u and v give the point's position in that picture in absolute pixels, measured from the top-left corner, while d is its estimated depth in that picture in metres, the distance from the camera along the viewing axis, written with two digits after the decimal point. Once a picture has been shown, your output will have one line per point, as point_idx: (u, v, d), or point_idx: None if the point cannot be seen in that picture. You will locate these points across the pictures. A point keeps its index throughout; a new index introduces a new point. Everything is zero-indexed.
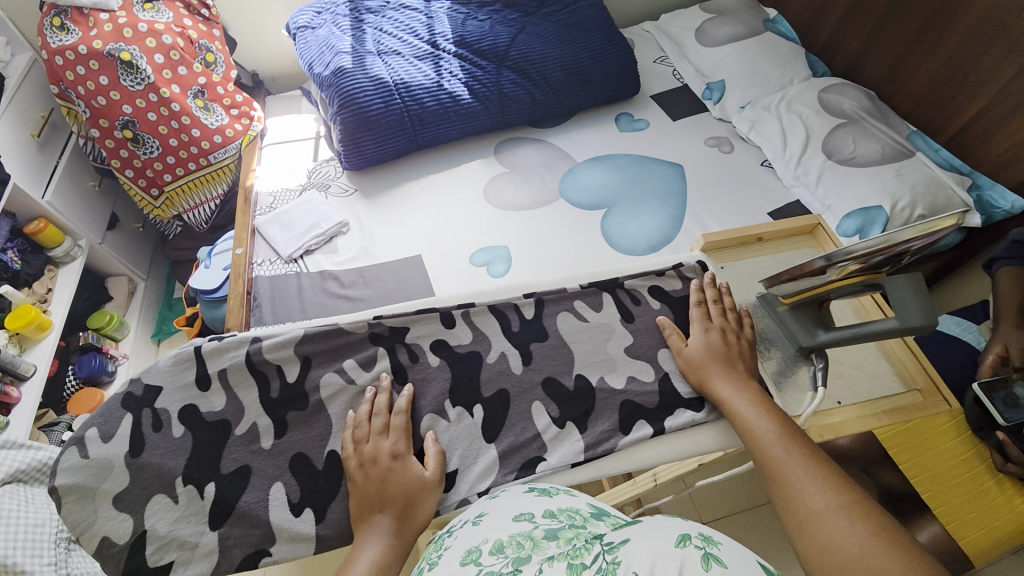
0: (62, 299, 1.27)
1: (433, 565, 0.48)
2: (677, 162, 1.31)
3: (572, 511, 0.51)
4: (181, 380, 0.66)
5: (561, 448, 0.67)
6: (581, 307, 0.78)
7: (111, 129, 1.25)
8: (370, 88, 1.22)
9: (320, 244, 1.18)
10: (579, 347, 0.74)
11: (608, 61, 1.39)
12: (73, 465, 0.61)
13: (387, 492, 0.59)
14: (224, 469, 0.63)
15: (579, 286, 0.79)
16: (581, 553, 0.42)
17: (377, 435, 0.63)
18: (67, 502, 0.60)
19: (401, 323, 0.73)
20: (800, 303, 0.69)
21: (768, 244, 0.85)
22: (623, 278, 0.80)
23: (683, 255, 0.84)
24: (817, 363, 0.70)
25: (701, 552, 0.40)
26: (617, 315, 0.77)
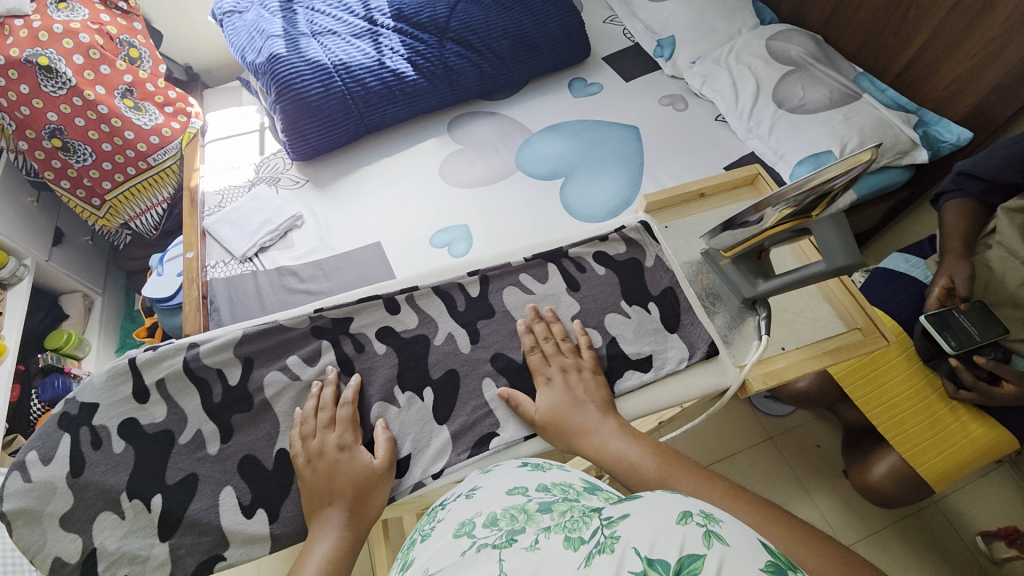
0: (15, 319, 1.23)
1: (427, 536, 0.49)
2: (631, 124, 1.30)
3: (565, 486, 0.50)
4: (118, 394, 0.64)
5: (515, 422, 0.68)
6: (529, 279, 0.77)
7: (39, 140, 1.18)
8: (308, 72, 1.16)
9: (275, 240, 1.15)
10: (528, 320, 0.74)
11: (551, 25, 1.35)
12: (15, 491, 0.59)
13: (335, 485, 0.59)
14: (169, 479, 0.62)
15: (523, 259, 0.78)
16: (579, 525, 0.39)
17: (324, 429, 0.63)
18: (12, 529, 0.58)
19: (344, 314, 0.71)
20: (741, 255, 0.71)
21: (709, 199, 0.86)
22: (567, 247, 0.80)
23: (627, 216, 0.83)
24: (761, 313, 0.73)
25: (702, 530, 0.36)
26: (562, 284, 0.76)
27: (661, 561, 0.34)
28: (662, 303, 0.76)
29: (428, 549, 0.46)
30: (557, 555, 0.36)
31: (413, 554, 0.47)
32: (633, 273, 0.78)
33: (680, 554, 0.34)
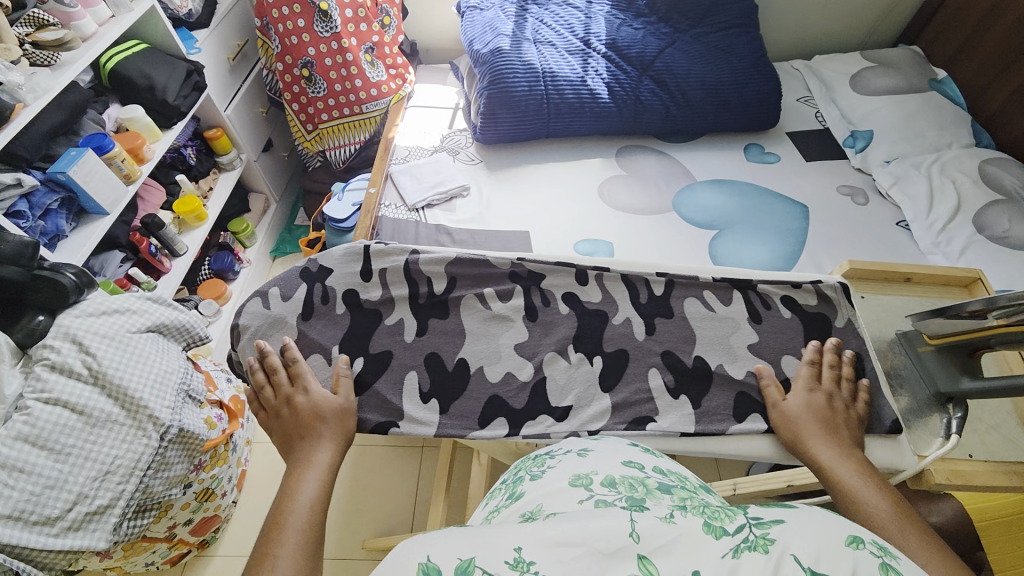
0: (218, 199, 1.45)
1: (535, 476, 0.53)
2: (801, 202, 1.27)
3: (682, 476, 0.51)
4: (348, 268, 0.80)
5: (673, 416, 0.72)
6: (712, 298, 0.82)
7: (293, 66, 1.42)
8: (521, 71, 1.31)
9: (441, 201, 1.28)
10: (703, 331, 0.79)
11: (750, 89, 1.38)
12: (259, 312, 0.75)
13: (305, 422, 0.64)
14: (372, 349, 0.74)
15: (712, 278, 0.84)
16: (721, 516, 0.41)
17: (284, 385, 0.68)
18: (243, 340, 0.74)
19: (540, 271, 0.82)
20: (947, 347, 0.72)
21: (916, 287, 0.86)
22: (758, 281, 0.84)
23: (824, 275, 0.85)
24: (953, 413, 0.71)
25: (876, 562, 0.36)
26: (745, 313, 0.81)
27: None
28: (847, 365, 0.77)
29: (540, 487, 0.50)
30: (699, 538, 0.38)
31: (523, 488, 0.52)
32: (821, 329, 0.80)
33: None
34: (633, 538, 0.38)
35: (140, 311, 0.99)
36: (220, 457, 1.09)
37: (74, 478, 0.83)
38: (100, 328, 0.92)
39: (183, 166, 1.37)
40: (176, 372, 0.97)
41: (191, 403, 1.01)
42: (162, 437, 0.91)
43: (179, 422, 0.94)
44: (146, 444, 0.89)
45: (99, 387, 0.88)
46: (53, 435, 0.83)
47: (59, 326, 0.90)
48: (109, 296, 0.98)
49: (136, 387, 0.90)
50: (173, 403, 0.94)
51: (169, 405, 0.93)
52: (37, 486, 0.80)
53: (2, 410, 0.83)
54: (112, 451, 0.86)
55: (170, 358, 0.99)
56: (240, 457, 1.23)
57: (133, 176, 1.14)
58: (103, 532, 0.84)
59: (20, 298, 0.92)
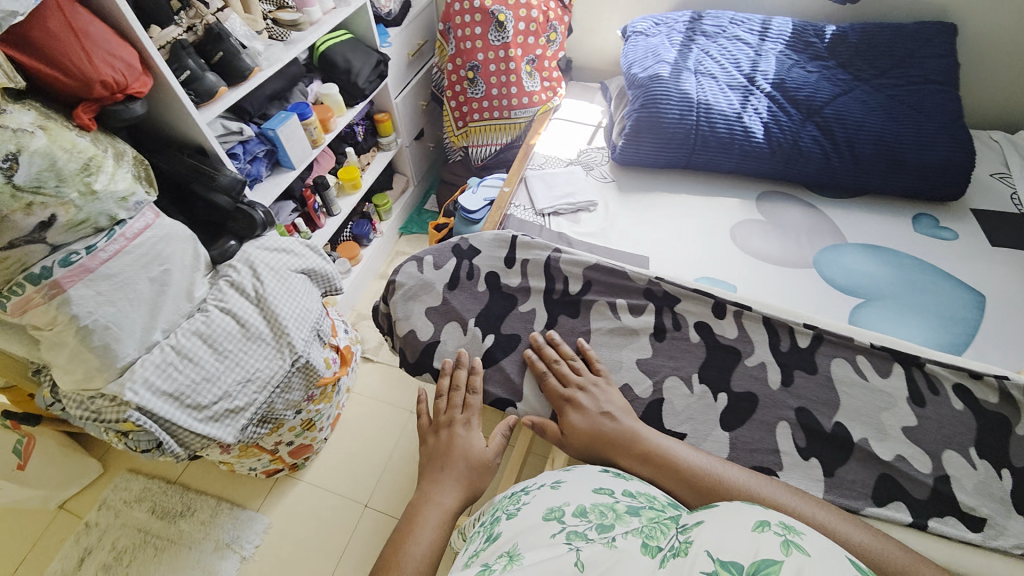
0: (373, 172, 1.64)
1: (513, 515, 0.56)
2: (979, 290, 1.10)
3: (650, 497, 0.56)
4: (495, 252, 0.88)
5: (797, 475, 0.68)
6: (867, 366, 0.74)
7: (461, 67, 1.57)
8: (675, 100, 1.30)
9: (567, 211, 1.32)
10: (849, 397, 0.73)
11: (936, 152, 1.23)
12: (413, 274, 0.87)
13: (451, 455, 0.67)
14: (504, 329, 0.81)
15: (870, 343, 0.75)
16: (653, 536, 0.47)
17: (455, 408, 0.73)
18: (396, 296, 0.85)
19: (677, 294, 0.81)
20: None
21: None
22: (927, 359, 0.74)
23: (1002, 369, 0.73)
24: None
25: (779, 538, 0.40)
26: (906, 393, 0.72)
27: (733, 563, 0.38)
28: (1021, 480, 0.66)
29: (516, 526, 0.52)
30: (633, 558, 0.43)
31: (499, 528, 0.55)
32: (1000, 433, 0.68)
33: (753, 557, 0.38)
34: (577, 567, 0.43)
35: (299, 254, 1.15)
36: (326, 395, 1.23)
37: (224, 378, 0.98)
38: (271, 262, 1.09)
39: (352, 141, 1.57)
40: (314, 313, 1.12)
41: (316, 342, 1.15)
42: (292, 363, 1.07)
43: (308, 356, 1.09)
44: (281, 365, 1.04)
45: (260, 309, 1.04)
46: (220, 338, 0.99)
47: (244, 252, 1.08)
48: (280, 238, 1.15)
49: (286, 317, 1.05)
50: (306, 338, 1.09)
51: (304, 338, 1.08)
52: (198, 376, 0.95)
53: (189, 307, 0.99)
54: (256, 364, 1.01)
55: (311, 299, 1.14)
56: (339, 402, 1.36)
57: (318, 142, 1.34)
58: (232, 429, 0.99)
59: (223, 223, 1.12)
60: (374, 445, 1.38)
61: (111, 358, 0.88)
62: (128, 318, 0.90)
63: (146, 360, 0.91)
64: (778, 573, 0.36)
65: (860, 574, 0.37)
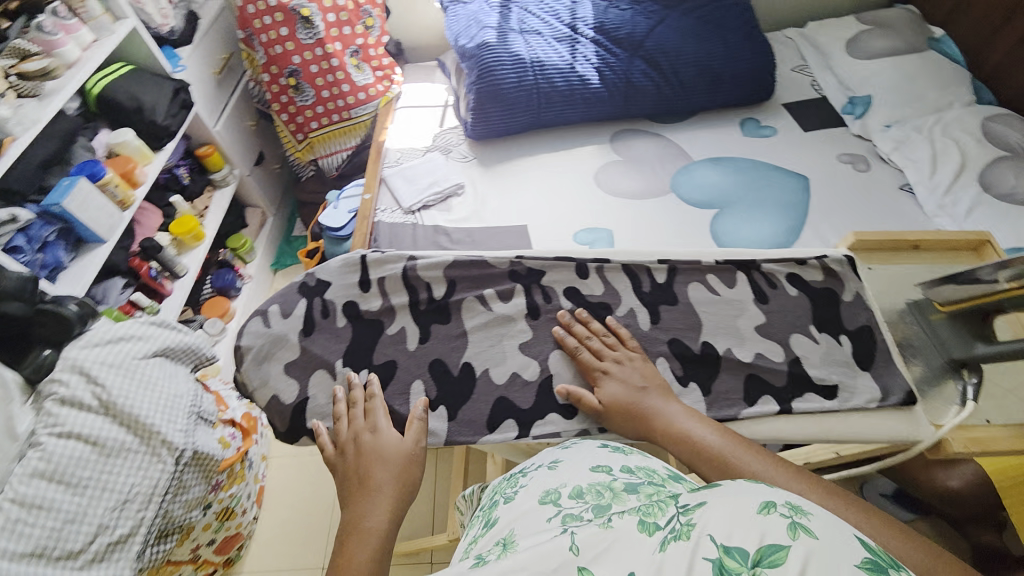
0: (215, 216, 1.45)
1: (509, 499, 0.55)
2: (802, 173, 1.25)
3: (650, 471, 0.53)
4: (347, 279, 0.80)
5: (686, 404, 0.72)
6: (716, 282, 0.82)
7: (279, 75, 1.40)
8: (508, 64, 1.29)
9: (437, 201, 1.27)
10: (708, 317, 0.79)
11: (744, 62, 1.35)
12: (258, 331, 0.75)
13: (367, 466, 0.62)
14: (376, 359, 0.74)
15: (714, 261, 0.83)
16: (654, 511, 0.42)
17: (357, 418, 0.68)
18: (246, 362, 0.73)
19: (540, 267, 0.82)
20: (964, 312, 0.70)
21: (924, 253, 0.86)
22: (761, 260, 0.83)
23: (829, 249, 0.85)
24: (969, 379, 0.71)
25: (786, 520, 0.35)
26: (751, 295, 0.81)
27: (738, 548, 0.35)
28: (855, 338, 0.78)
29: (512, 513, 0.51)
30: (631, 539, 0.39)
31: (497, 512, 0.53)
32: (828, 302, 0.80)
33: (758, 543, 0.34)
34: (572, 553, 0.40)
35: (145, 336, 0.99)
36: (236, 475, 1.11)
37: (93, 510, 0.84)
38: (105, 358, 0.92)
39: (177, 187, 1.37)
40: (186, 395, 0.98)
41: (201, 424, 1.01)
42: (176, 462, 0.93)
43: (193, 443, 0.96)
44: (162, 469, 0.90)
45: (111, 417, 0.89)
46: (70, 467, 0.84)
47: (66, 359, 0.91)
48: (113, 325, 0.98)
49: (147, 413, 0.91)
50: (184, 425, 0.95)
51: (181, 428, 0.94)
52: (58, 521, 0.81)
53: (16, 448, 0.83)
54: (129, 479, 0.87)
55: (177, 381, 1.00)
56: (257, 473, 1.24)
57: (128, 202, 1.14)
58: (127, 561, 0.86)
59: (25, 334, 0.93)
60: (313, 502, 1.29)
61: None
62: None
63: None
64: (784, 561, 0.33)
65: (874, 558, 0.33)
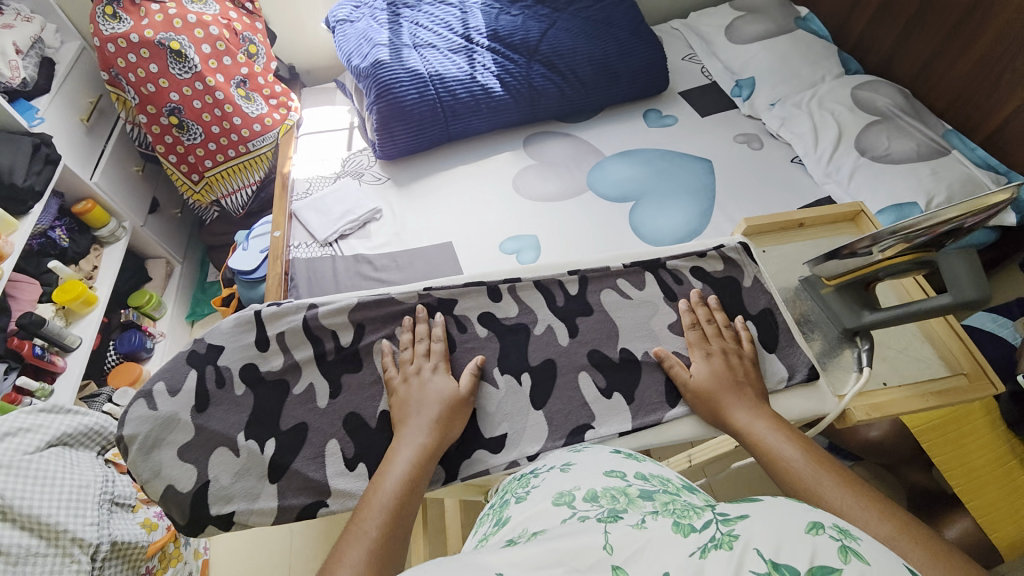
0: (107, 276, 1.30)
1: (521, 498, 0.54)
2: (706, 157, 1.32)
3: (664, 479, 0.51)
4: (241, 340, 0.73)
5: (611, 416, 0.73)
6: (627, 285, 0.83)
7: (158, 115, 1.28)
8: (406, 80, 1.25)
9: (354, 229, 1.21)
10: (623, 320, 0.80)
11: (636, 57, 1.40)
12: (143, 415, 0.67)
13: (424, 401, 0.68)
14: (283, 425, 0.69)
15: (623, 265, 0.85)
16: (689, 515, 0.41)
17: (420, 357, 0.72)
18: (132, 453, 0.66)
19: (450, 296, 0.80)
20: (847, 284, 0.76)
21: (809, 230, 0.92)
22: (665, 258, 0.86)
23: (724, 238, 0.89)
24: (862, 345, 0.77)
25: (837, 544, 0.36)
26: (661, 294, 0.82)
27: (788, 565, 0.34)
28: (760, 322, 0.81)
29: (525, 511, 0.50)
30: (667, 539, 0.38)
31: (509, 512, 0.52)
32: (731, 291, 0.83)
33: (810, 563, 0.34)
34: (607, 551, 0.38)
35: (39, 425, 0.87)
36: (173, 556, 1.00)
37: None
38: None
39: (55, 250, 1.21)
40: (94, 482, 0.87)
41: (116, 509, 0.90)
42: (92, 559, 0.82)
43: (111, 534, 0.85)
44: (76, 571, 0.80)
45: (8, 523, 0.77)
46: None
47: None
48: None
49: (49, 512, 0.79)
50: (97, 518, 0.84)
51: (93, 521, 0.83)
52: None
53: None
54: None
55: (82, 469, 0.88)
56: (200, 547, 1.14)
57: None
58: None
59: None
60: (267, 567, 1.19)
61: None
62: None
63: None
64: None
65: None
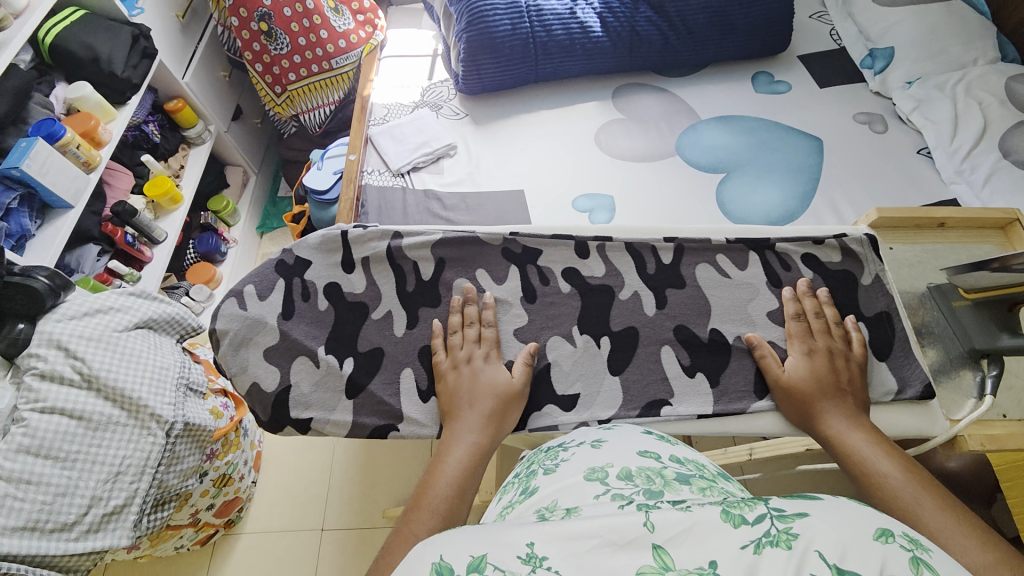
0: (191, 176, 1.36)
1: (550, 469, 0.53)
2: (817, 134, 1.18)
3: (699, 464, 0.52)
4: (330, 259, 0.77)
5: (692, 401, 0.71)
6: (727, 262, 0.79)
7: (249, 20, 1.28)
8: (502, 7, 1.17)
9: (428, 163, 1.19)
10: (718, 300, 0.76)
11: (759, 8, 1.24)
12: (234, 314, 0.73)
13: (481, 391, 0.65)
14: (360, 347, 0.72)
15: (726, 239, 0.80)
16: (738, 505, 0.39)
17: (471, 343, 0.70)
18: (223, 347, 0.72)
19: (536, 245, 0.79)
20: (986, 302, 0.70)
21: (949, 232, 0.83)
22: (775, 240, 0.80)
23: (849, 227, 0.81)
24: (988, 371, 0.70)
25: (909, 555, 0.35)
26: (763, 277, 0.77)
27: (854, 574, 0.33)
28: (873, 326, 0.75)
29: (554, 482, 0.50)
30: (715, 528, 0.37)
31: (537, 482, 0.52)
32: (846, 287, 0.77)
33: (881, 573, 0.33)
34: (647, 528, 0.37)
35: (124, 307, 0.94)
36: (231, 444, 1.09)
37: (85, 483, 0.81)
38: (84, 331, 0.87)
39: (148, 145, 1.27)
40: (173, 366, 0.94)
41: (191, 396, 0.97)
42: (168, 433, 0.89)
43: (186, 415, 0.92)
44: (152, 442, 0.86)
45: (94, 391, 0.85)
46: (56, 443, 0.81)
47: (41, 333, 0.85)
48: (89, 296, 0.93)
49: (133, 387, 0.87)
50: (174, 399, 0.91)
51: (170, 401, 0.90)
52: (48, 495, 0.79)
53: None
54: (119, 452, 0.84)
55: (165, 353, 0.96)
56: (253, 440, 1.23)
57: (94, 163, 1.04)
58: (124, 529, 0.84)
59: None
60: (308, 464, 1.30)
61: None
62: None
63: None
64: None
65: None
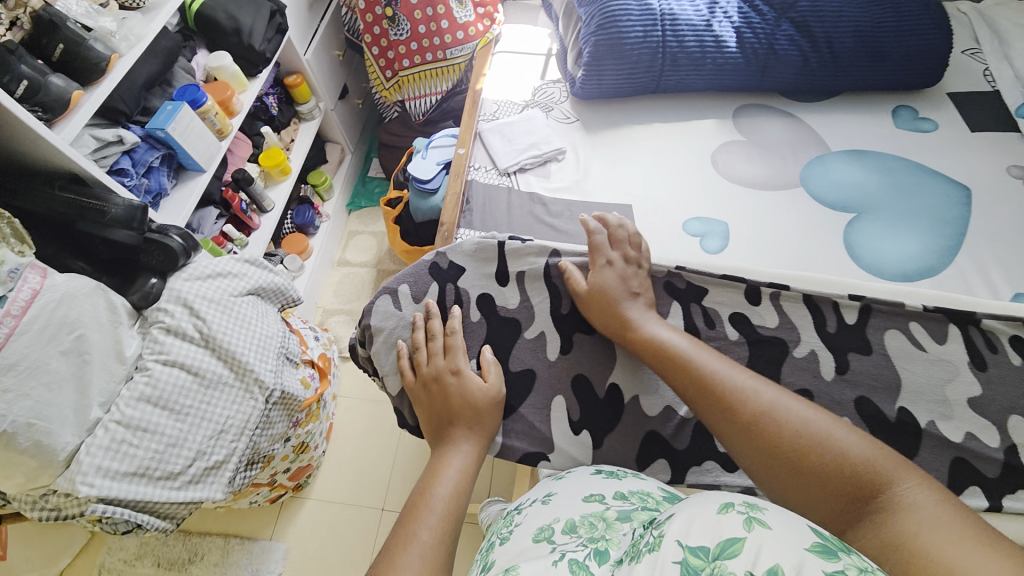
0: (300, 150, 1.40)
1: (505, 539, 0.52)
2: (965, 184, 1.06)
3: (643, 495, 0.55)
4: (484, 270, 0.76)
5: None
6: (921, 333, 0.72)
7: (376, 4, 1.30)
8: (636, 13, 1.13)
9: (535, 165, 1.16)
10: (912, 377, 0.70)
11: (916, 39, 1.13)
12: (388, 312, 0.73)
13: (455, 407, 0.65)
14: (514, 366, 0.73)
15: (921, 307, 0.73)
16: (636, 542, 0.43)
17: (437, 356, 0.69)
18: (376, 343, 0.73)
19: (702, 284, 0.75)
20: None
21: None
22: (982, 316, 0.72)
23: None
24: None
25: (742, 516, 0.39)
26: (965, 357, 0.71)
27: (698, 546, 0.37)
28: None
29: (510, 550, 0.49)
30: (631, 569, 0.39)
31: (493, 555, 0.50)
32: None
33: (716, 538, 0.37)
34: None
35: (240, 274, 0.97)
36: (313, 414, 1.12)
37: (192, 437, 0.84)
38: (206, 293, 0.91)
39: (266, 116, 1.32)
40: (276, 336, 0.97)
41: (288, 366, 1.01)
42: (266, 400, 0.92)
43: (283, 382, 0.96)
44: (254, 406, 0.90)
45: (210, 350, 0.88)
46: (172, 396, 0.84)
47: (171, 290, 0.89)
48: (212, 259, 0.97)
49: (244, 350, 0.90)
50: (275, 365, 0.94)
51: (272, 368, 0.93)
52: (160, 444, 0.82)
53: (124, 371, 0.83)
54: (224, 411, 0.87)
55: (269, 321, 0.99)
56: (329, 412, 1.27)
57: (225, 132, 1.10)
58: (219, 484, 0.87)
59: (134, 260, 0.91)
60: (375, 446, 1.34)
61: (48, 453, 0.74)
62: (55, 404, 0.75)
63: (92, 444, 0.77)
64: (740, 551, 0.36)
65: (821, 543, 0.37)
